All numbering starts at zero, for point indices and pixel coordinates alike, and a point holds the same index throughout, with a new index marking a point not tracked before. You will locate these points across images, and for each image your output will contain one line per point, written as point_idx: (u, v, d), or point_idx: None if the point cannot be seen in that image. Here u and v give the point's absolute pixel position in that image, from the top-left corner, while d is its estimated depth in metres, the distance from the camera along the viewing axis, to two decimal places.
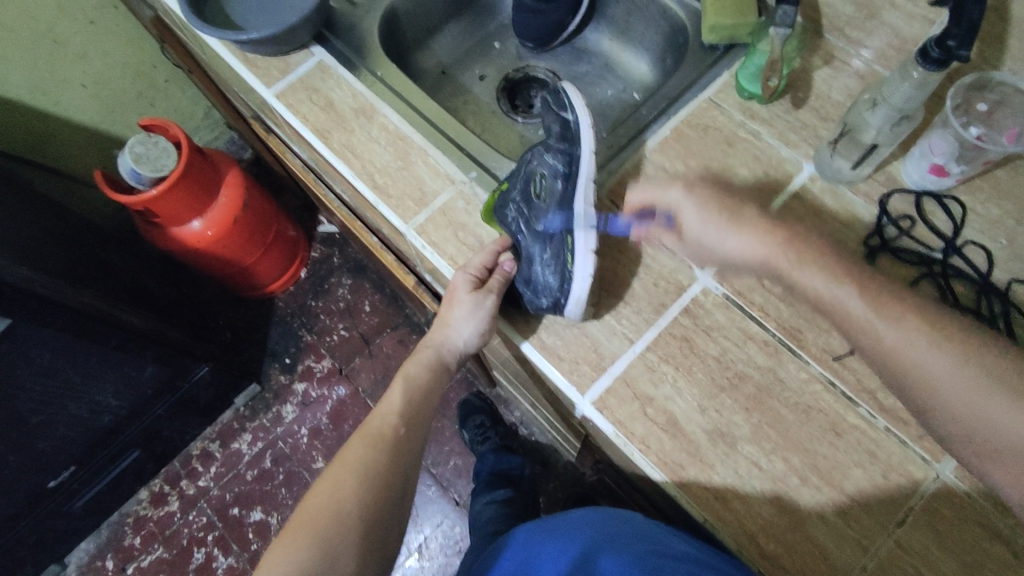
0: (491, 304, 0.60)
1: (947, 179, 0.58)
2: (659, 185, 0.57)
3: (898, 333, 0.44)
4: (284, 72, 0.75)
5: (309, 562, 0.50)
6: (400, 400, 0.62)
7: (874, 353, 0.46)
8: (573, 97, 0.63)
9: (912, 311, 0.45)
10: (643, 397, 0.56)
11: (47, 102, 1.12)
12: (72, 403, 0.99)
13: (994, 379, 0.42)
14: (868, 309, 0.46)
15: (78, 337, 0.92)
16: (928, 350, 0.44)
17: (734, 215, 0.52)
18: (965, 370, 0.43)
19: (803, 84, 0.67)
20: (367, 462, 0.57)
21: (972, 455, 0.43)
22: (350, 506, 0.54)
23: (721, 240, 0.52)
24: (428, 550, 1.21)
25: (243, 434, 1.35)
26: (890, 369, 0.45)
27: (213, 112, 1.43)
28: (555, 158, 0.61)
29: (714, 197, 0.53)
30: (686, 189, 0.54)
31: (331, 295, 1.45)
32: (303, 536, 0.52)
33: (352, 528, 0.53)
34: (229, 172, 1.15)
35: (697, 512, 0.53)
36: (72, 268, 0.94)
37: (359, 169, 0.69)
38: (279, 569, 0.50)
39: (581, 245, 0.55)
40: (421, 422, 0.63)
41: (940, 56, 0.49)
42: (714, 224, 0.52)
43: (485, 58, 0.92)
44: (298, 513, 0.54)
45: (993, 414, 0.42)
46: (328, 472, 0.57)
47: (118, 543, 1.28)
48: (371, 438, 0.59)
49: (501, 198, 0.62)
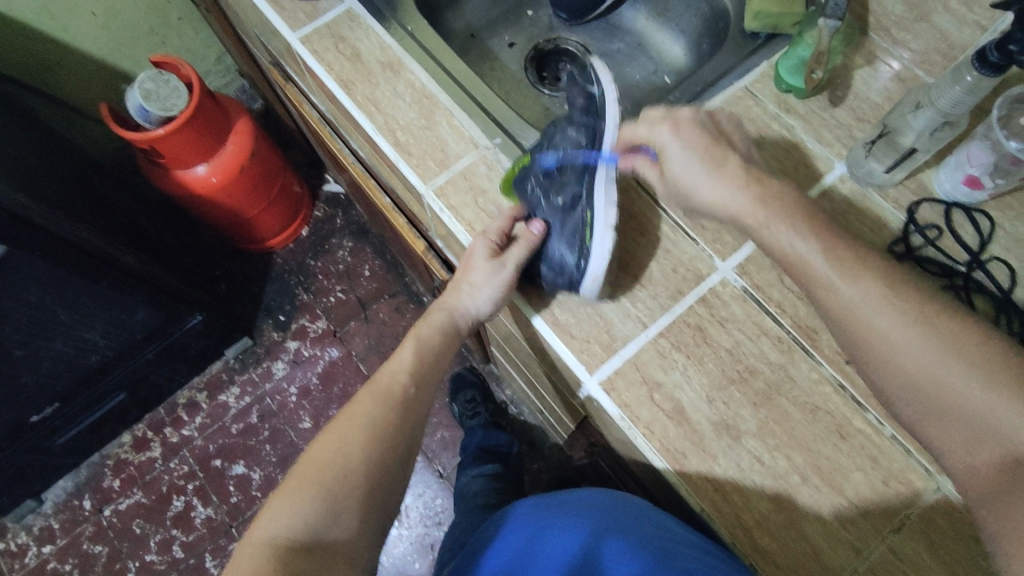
0: (508, 275, 0.59)
1: (979, 192, 0.58)
2: (649, 124, 0.57)
3: (855, 289, 0.46)
4: (311, 16, 0.72)
5: (311, 514, 0.50)
6: (410, 357, 0.61)
7: (836, 314, 0.47)
8: (600, 73, 0.62)
9: (870, 272, 0.47)
10: (652, 383, 0.56)
11: (54, 28, 1.08)
12: (59, 339, 0.97)
13: (948, 345, 0.43)
14: (836, 272, 0.47)
15: (74, 271, 0.90)
16: (886, 315, 0.45)
17: (715, 161, 0.54)
18: (922, 332, 0.44)
19: (843, 82, 0.65)
20: (374, 419, 0.56)
21: (913, 413, 0.45)
22: (356, 463, 0.53)
23: (697, 182, 0.54)
24: (407, 518, 1.21)
25: (231, 387, 1.34)
26: (848, 327, 0.47)
27: (226, 58, 1.39)
28: (579, 133, 0.60)
29: (699, 139, 0.55)
30: (672, 126, 0.55)
31: (330, 256, 1.43)
32: (307, 488, 0.51)
33: (358, 485, 0.52)
34: (240, 119, 1.13)
35: (695, 501, 0.53)
36: (71, 203, 0.92)
37: (380, 124, 0.67)
38: (282, 520, 0.49)
39: (600, 222, 0.55)
40: (431, 383, 0.61)
41: (999, 61, 0.48)
42: (695, 165, 0.54)
43: (517, 25, 0.89)
44: (302, 462, 0.53)
45: (938, 376, 0.43)
46: (335, 426, 0.56)
47: (96, 484, 1.27)
48: (380, 393, 0.58)
49: (522, 172, 0.60)
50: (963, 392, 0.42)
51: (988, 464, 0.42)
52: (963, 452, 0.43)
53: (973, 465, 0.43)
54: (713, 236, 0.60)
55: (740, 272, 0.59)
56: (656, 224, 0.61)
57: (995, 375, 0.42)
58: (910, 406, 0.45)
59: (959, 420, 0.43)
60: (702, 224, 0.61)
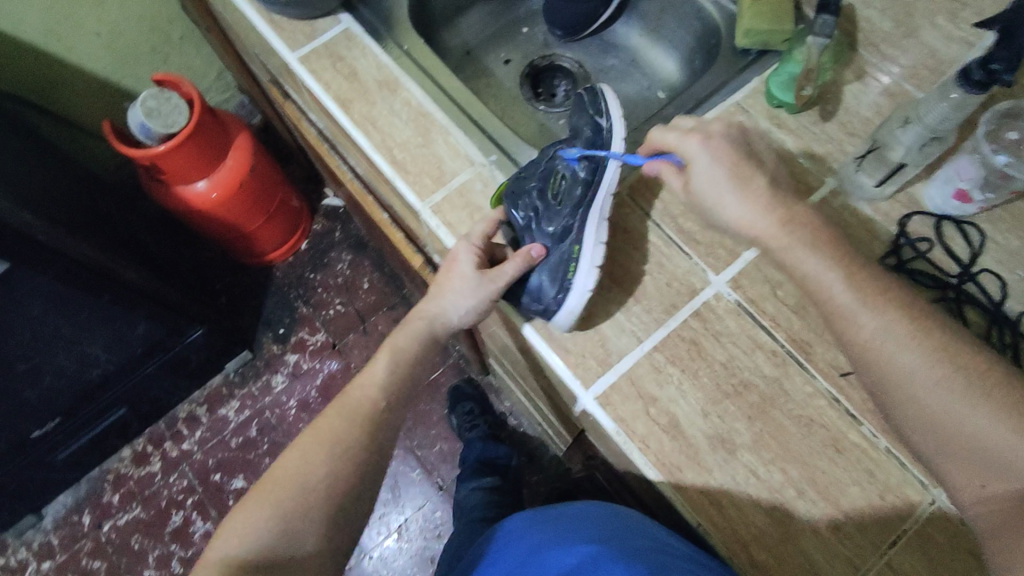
0: (494, 290, 0.59)
1: (969, 205, 0.58)
2: (680, 132, 0.56)
3: (878, 323, 0.47)
4: (310, 37, 0.73)
5: (271, 532, 0.52)
6: (384, 372, 0.60)
7: (857, 347, 0.48)
8: (611, 104, 0.64)
9: (895, 306, 0.47)
10: (647, 397, 0.56)
11: (58, 47, 1.09)
12: (61, 354, 0.98)
13: (967, 384, 0.44)
14: (860, 304, 0.48)
15: (76, 287, 0.90)
16: (909, 352, 0.46)
17: (743, 177, 0.53)
18: (944, 370, 0.45)
19: (833, 97, 0.66)
20: (339, 435, 0.56)
21: (929, 448, 0.45)
22: (316, 482, 0.54)
23: (722, 197, 0.54)
24: (407, 532, 1.21)
25: (231, 401, 1.35)
26: (869, 361, 0.47)
27: (226, 74, 1.41)
28: (579, 161, 0.62)
29: (730, 154, 0.54)
30: (703, 138, 0.55)
31: (330, 270, 1.43)
32: (266, 506, 0.53)
33: (317, 505, 0.53)
34: (239, 135, 1.14)
35: (691, 515, 0.53)
36: (74, 218, 0.92)
37: (378, 142, 0.67)
38: (242, 535, 0.51)
39: (586, 260, 0.57)
40: (404, 396, 0.60)
41: (983, 78, 0.48)
42: (721, 180, 0.54)
43: (512, 42, 0.91)
44: (267, 476, 0.55)
45: (956, 413, 0.44)
46: (300, 441, 0.56)
47: (96, 499, 1.27)
48: (348, 409, 0.58)
49: (516, 186, 0.61)
50: (981, 430, 0.43)
51: (1003, 503, 0.43)
52: (976, 489, 0.44)
53: (985, 502, 0.43)
54: (706, 250, 0.61)
55: (734, 286, 0.59)
56: (650, 239, 0.62)
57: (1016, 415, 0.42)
58: (929, 441, 0.45)
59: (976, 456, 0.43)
60: (696, 239, 0.61)
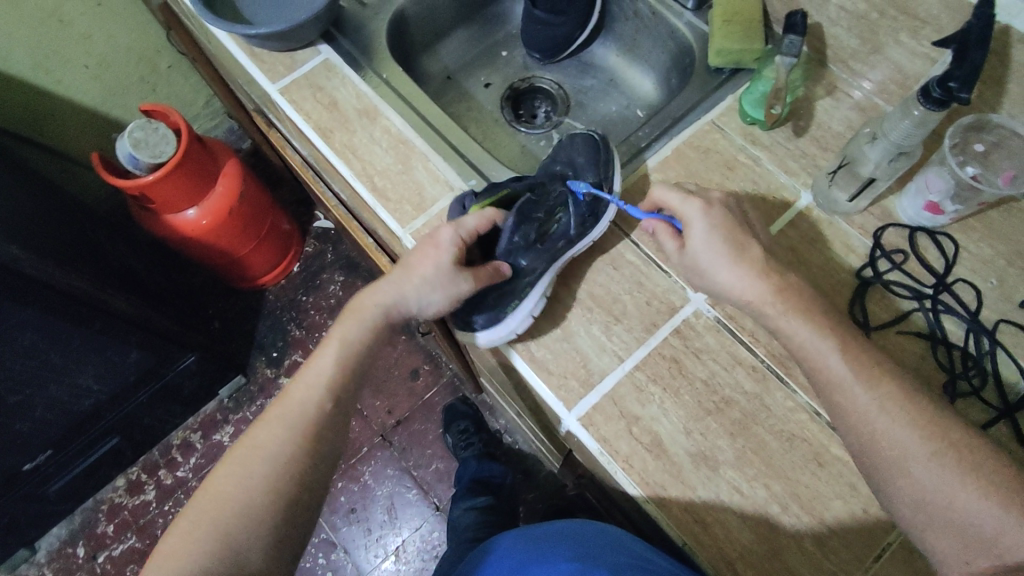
0: (463, 289, 0.58)
1: (941, 217, 0.59)
2: (681, 194, 0.57)
3: (872, 398, 0.48)
4: (290, 68, 0.74)
5: (210, 554, 0.50)
6: (331, 368, 0.59)
7: (851, 418, 0.48)
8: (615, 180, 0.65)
9: (887, 379, 0.48)
10: (630, 416, 0.56)
11: (46, 81, 1.11)
12: (52, 385, 0.97)
13: (957, 462, 0.45)
14: (854, 375, 0.49)
15: (64, 318, 0.91)
16: (902, 426, 0.46)
17: (738, 248, 0.54)
18: (933, 446, 0.46)
19: (804, 113, 0.67)
20: (279, 445, 0.56)
21: (914, 521, 0.46)
22: (258, 496, 0.53)
23: (715, 267, 0.54)
24: (404, 554, 1.20)
25: (225, 426, 1.34)
26: (862, 433, 0.48)
27: (214, 101, 1.42)
28: (572, 215, 0.61)
29: (726, 223, 0.55)
30: (705, 205, 0.56)
31: (322, 291, 1.44)
32: (202, 529, 0.52)
33: (260, 519, 0.53)
34: (228, 162, 1.15)
35: (677, 534, 0.53)
36: (65, 253, 0.93)
37: (359, 170, 0.68)
38: (178, 560, 0.50)
39: (523, 309, 0.59)
40: (352, 393, 0.60)
41: (941, 96, 0.49)
42: (716, 250, 0.54)
43: (492, 65, 0.92)
44: (203, 496, 0.54)
45: (942, 491, 0.45)
46: (237, 454, 0.56)
47: (90, 530, 1.26)
48: (288, 415, 0.57)
49: (526, 208, 0.59)
50: (974, 509, 0.44)
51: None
52: (960, 563, 0.44)
53: None
54: None
55: (713, 303, 0.60)
56: (629, 258, 0.63)
57: (1002, 496, 0.44)
58: (916, 514, 0.45)
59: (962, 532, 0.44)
60: None
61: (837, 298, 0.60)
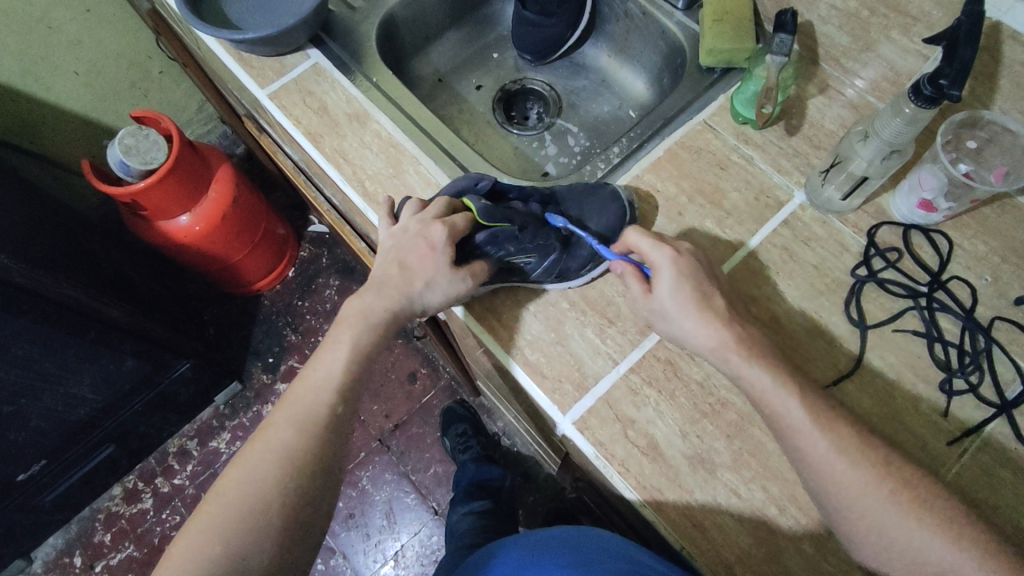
0: (464, 289, 0.58)
1: (935, 214, 0.59)
2: (653, 240, 0.56)
3: (829, 443, 0.47)
4: (279, 73, 0.74)
5: (213, 559, 0.50)
6: (342, 369, 0.58)
7: (811, 462, 0.48)
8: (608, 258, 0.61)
9: (842, 422, 0.48)
10: (625, 419, 0.56)
11: (35, 88, 1.10)
12: (46, 395, 0.96)
13: (910, 502, 0.45)
14: (812, 420, 0.48)
15: (59, 329, 0.90)
16: (858, 468, 0.46)
17: (704, 300, 0.53)
18: (889, 487, 0.46)
19: (797, 112, 0.67)
20: (288, 448, 0.55)
21: (876, 557, 0.46)
22: (266, 500, 0.52)
23: (681, 316, 0.53)
24: (403, 559, 1.20)
25: (222, 433, 1.34)
26: (823, 478, 0.47)
27: (207, 106, 1.42)
28: (537, 267, 0.59)
29: (692, 276, 0.54)
30: (673, 252, 0.55)
31: (318, 296, 1.43)
32: (210, 531, 0.51)
33: (269, 523, 0.52)
34: (221, 168, 1.14)
35: (674, 538, 0.53)
36: (55, 260, 0.93)
37: (349, 174, 0.68)
38: (184, 565, 0.49)
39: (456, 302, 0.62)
40: (360, 394, 0.59)
41: (932, 93, 0.49)
42: (682, 300, 0.53)
43: (483, 67, 0.92)
44: (212, 500, 0.53)
45: (898, 530, 0.45)
46: (245, 457, 0.55)
47: (87, 539, 1.26)
48: (298, 417, 0.56)
49: (502, 234, 0.58)
50: (927, 544, 0.44)
51: None
52: None
53: None
54: None
55: None
56: None
57: (955, 530, 0.44)
58: (875, 551, 0.46)
59: (916, 570, 0.45)
60: None
61: (832, 297, 0.59)
